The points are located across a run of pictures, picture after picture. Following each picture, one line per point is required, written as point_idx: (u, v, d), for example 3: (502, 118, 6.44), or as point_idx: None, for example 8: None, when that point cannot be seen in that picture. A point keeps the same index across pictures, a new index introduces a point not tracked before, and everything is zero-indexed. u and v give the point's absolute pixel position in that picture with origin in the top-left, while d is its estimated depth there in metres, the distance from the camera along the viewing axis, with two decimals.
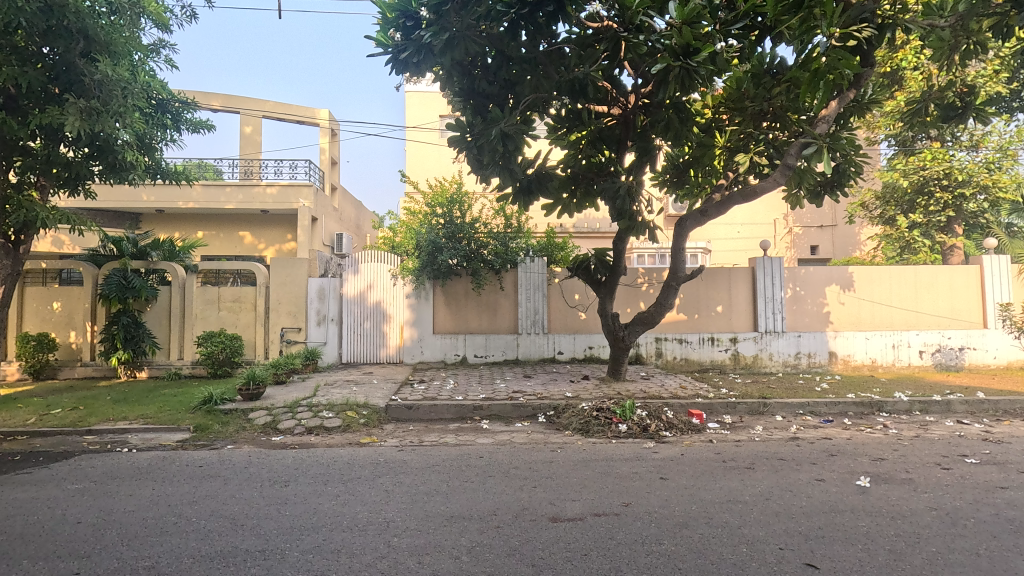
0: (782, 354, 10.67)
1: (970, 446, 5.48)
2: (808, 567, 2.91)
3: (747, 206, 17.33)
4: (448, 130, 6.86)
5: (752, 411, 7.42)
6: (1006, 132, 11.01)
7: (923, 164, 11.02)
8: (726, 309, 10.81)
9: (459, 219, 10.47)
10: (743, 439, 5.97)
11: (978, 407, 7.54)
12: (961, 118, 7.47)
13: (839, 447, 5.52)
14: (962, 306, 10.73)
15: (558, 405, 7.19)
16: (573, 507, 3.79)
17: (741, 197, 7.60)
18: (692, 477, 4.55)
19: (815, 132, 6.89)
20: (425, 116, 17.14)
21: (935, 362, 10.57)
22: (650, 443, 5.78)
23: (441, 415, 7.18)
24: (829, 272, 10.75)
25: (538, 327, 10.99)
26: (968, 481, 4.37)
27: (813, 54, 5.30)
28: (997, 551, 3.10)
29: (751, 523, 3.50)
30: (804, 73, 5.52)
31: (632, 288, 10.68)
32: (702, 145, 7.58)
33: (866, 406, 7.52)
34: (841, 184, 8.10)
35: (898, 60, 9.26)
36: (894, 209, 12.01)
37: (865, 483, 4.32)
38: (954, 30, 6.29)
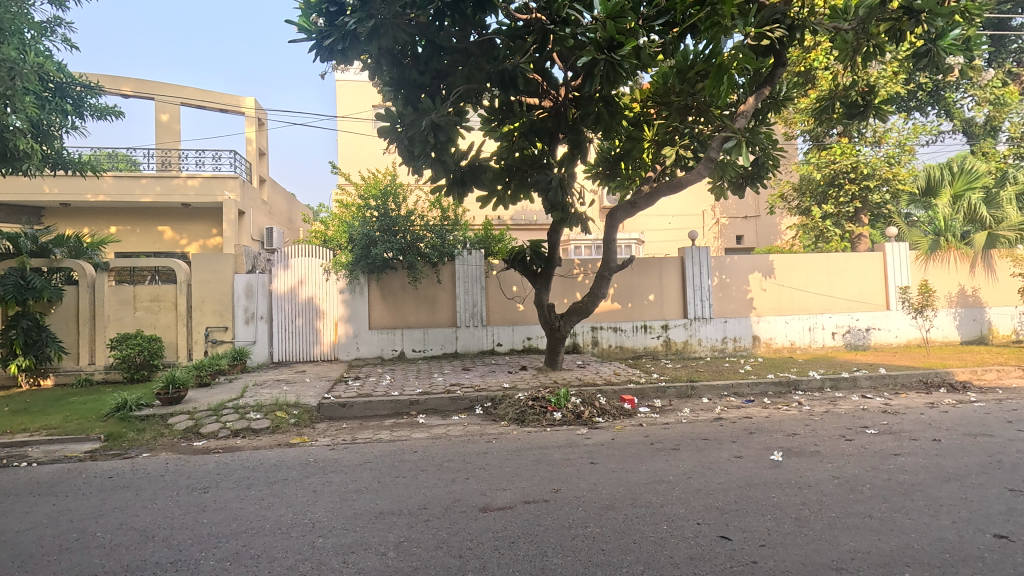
0: (710, 339, 11.19)
1: (872, 419, 5.98)
2: (722, 539, 3.08)
3: (677, 198, 18.08)
4: (378, 120, 6.61)
5: (681, 395, 7.76)
6: (905, 129, 11.96)
7: (833, 159, 11.85)
8: (658, 297, 11.20)
9: (394, 212, 10.23)
10: (671, 422, 6.21)
11: (880, 382, 8.21)
12: (864, 116, 8.07)
13: (758, 426, 5.86)
14: (868, 290, 11.61)
15: (495, 397, 7.24)
16: (504, 497, 3.83)
17: (668, 188, 7.90)
18: (621, 460, 4.70)
19: (735, 127, 7.21)
20: (358, 106, 16.70)
21: (846, 342, 11.40)
22: (583, 430, 5.92)
23: (377, 412, 7.07)
24: (752, 260, 11.35)
25: (476, 320, 10.99)
26: (868, 450, 4.75)
27: (717, 50, 5.56)
28: (887, 512, 3.39)
29: (673, 501, 3.65)
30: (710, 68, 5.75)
31: (568, 278, 10.88)
32: (632, 138, 7.75)
33: (783, 385, 8.03)
34: (761, 176, 8.49)
35: (811, 60, 10.05)
36: (810, 200, 12.83)
37: (779, 457, 4.60)
38: (857, 34, 6.74)
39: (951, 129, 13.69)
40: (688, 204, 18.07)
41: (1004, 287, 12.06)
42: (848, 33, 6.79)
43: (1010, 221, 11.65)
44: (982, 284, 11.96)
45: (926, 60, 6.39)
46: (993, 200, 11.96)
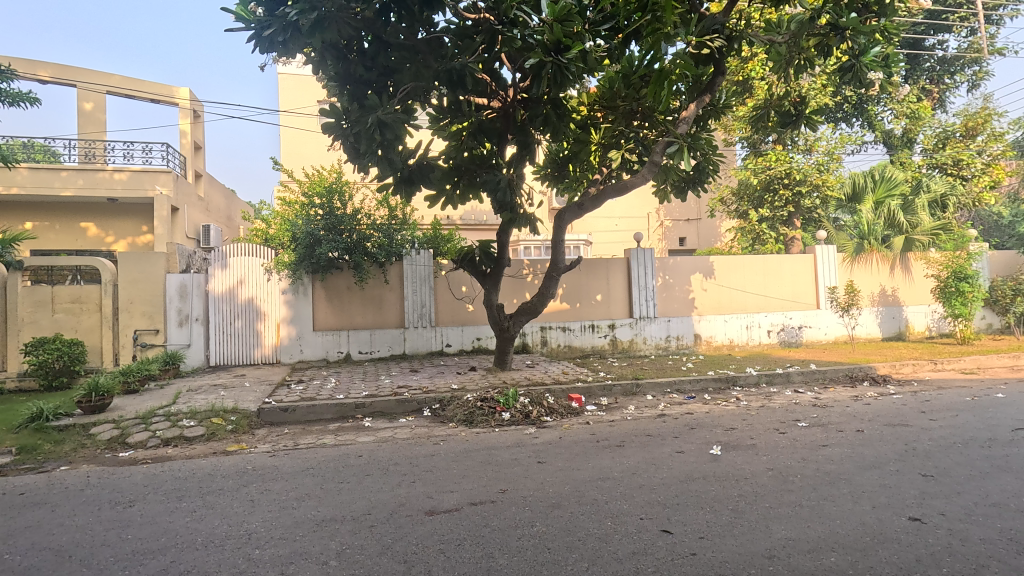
0: (655, 338, 11.51)
1: (803, 412, 6.32)
2: (663, 533, 3.16)
3: (623, 200, 18.53)
4: (322, 116, 6.40)
5: (626, 392, 7.95)
6: (833, 139, 12.69)
7: (769, 165, 12.47)
8: (605, 297, 11.41)
9: (339, 211, 9.95)
10: (616, 419, 6.34)
11: (811, 376, 8.69)
12: (795, 124, 8.51)
13: (699, 421, 6.07)
14: (799, 290, 12.27)
15: (443, 398, 7.16)
16: (450, 499, 3.79)
17: (615, 191, 8.06)
18: (567, 458, 4.76)
19: (678, 132, 7.43)
20: (302, 100, 16.19)
21: (780, 340, 12.00)
22: (531, 429, 5.96)
23: (321, 416, 6.86)
24: (694, 261, 11.76)
25: (425, 321, 10.85)
26: (798, 442, 5.02)
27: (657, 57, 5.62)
28: (815, 501, 3.58)
29: (617, 498, 3.73)
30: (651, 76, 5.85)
31: (517, 279, 10.93)
32: (579, 141, 7.94)
33: (722, 381, 8.37)
34: (701, 181, 8.81)
35: (748, 70, 10.60)
36: (747, 204, 13.47)
37: (717, 451, 4.78)
38: (789, 47, 7.11)
39: (874, 140, 14.67)
40: (634, 206, 18.58)
41: (919, 288, 13.00)
42: (782, 46, 7.12)
43: (924, 226, 12.53)
44: (900, 284, 12.86)
45: (851, 74, 6.77)
46: (909, 206, 12.82)
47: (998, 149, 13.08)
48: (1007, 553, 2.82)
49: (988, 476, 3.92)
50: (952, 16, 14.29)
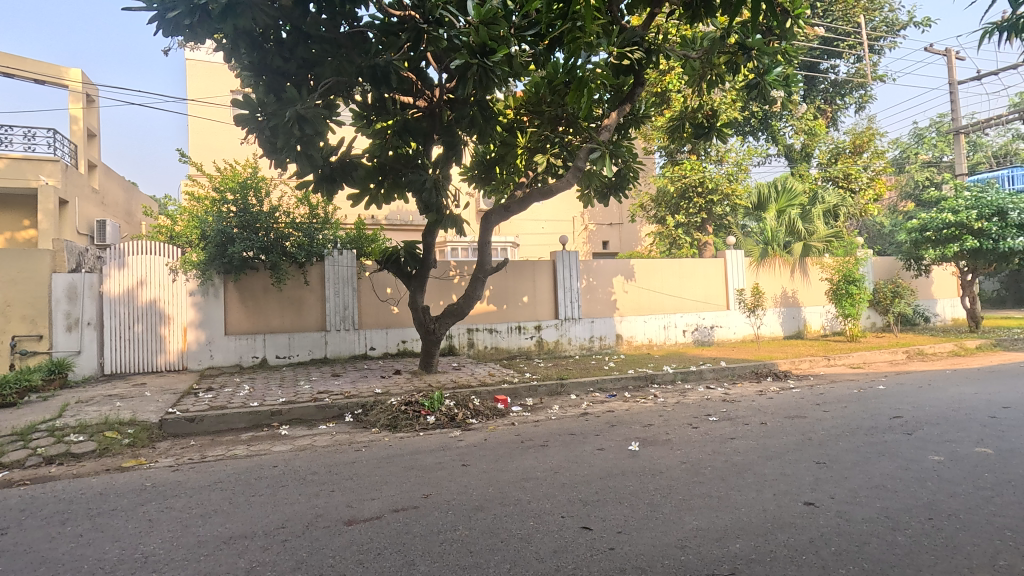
0: (579, 339, 11.79)
1: (713, 407, 6.71)
2: (583, 530, 3.24)
3: (549, 204, 18.92)
4: (234, 107, 6.02)
5: (551, 392, 8.09)
6: (741, 151, 13.58)
7: (684, 173, 13.19)
8: (531, 299, 11.56)
9: (255, 208, 9.40)
10: (541, 419, 6.44)
11: (721, 373, 9.27)
12: (707, 136, 9.04)
13: (619, 418, 6.29)
14: (712, 292, 13.02)
15: (366, 403, 6.96)
16: (371, 507, 3.68)
17: (540, 195, 8.16)
18: (492, 460, 4.77)
19: (600, 139, 7.68)
20: (213, 89, 15.22)
21: (695, 339, 12.68)
22: (456, 432, 5.93)
23: (232, 425, 6.46)
24: (616, 264, 12.17)
25: (347, 323, 10.49)
26: (709, 436, 5.32)
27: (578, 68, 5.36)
28: (723, 491, 3.81)
29: (539, 497, 3.78)
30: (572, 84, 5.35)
31: (443, 280, 10.83)
32: (506, 143, 8.07)
33: (641, 379, 8.73)
34: (622, 187, 9.08)
35: (666, 83, 11.19)
36: (664, 210, 14.20)
37: (636, 448, 4.97)
38: (702, 63, 7.53)
39: (777, 153, 15.87)
40: (559, 210, 19.01)
41: (815, 289, 14.18)
42: (696, 61, 7.55)
43: (819, 234, 13.80)
44: (799, 287, 13.97)
45: (756, 91, 7.28)
46: (807, 215, 13.90)
47: (880, 165, 14.52)
48: (885, 530, 3.14)
49: (869, 461, 4.34)
50: (843, 43, 15.71)
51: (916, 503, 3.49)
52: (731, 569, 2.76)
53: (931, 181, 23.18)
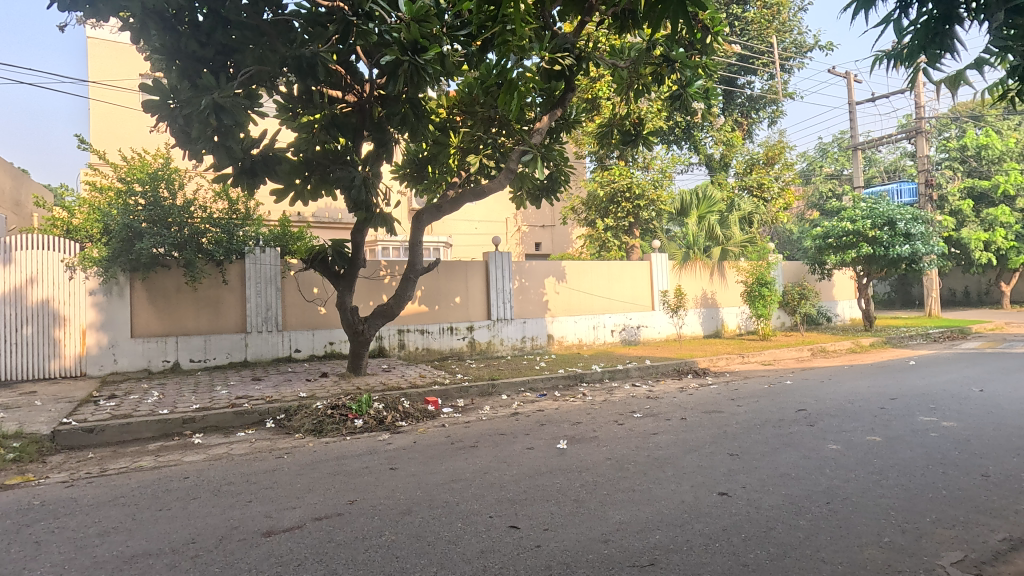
0: (511, 339, 11.87)
1: (638, 404, 6.98)
2: (511, 529, 3.27)
3: (482, 204, 18.97)
4: (143, 91, 5.58)
5: (482, 393, 8.10)
6: (666, 159, 14.22)
7: (613, 178, 13.68)
8: (463, 300, 11.52)
9: (167, 201, 8.78)
10: (471, 420, 6.43)
11: (647, 371, 9.65)
12: (635, 143, 9.41)
13: (548, 417, 6.40)
14: (638, 293, 13.52)
15: (289, 408, 6.67)
16: (291, 516, 3.53)
17: (472, 195, 8.16)
18: (421, 463, 4.71)
19: (531, 142, 7.76)
20: (118, 71, 14.06)
21: (622, 338, 13.11)
22: (384, 435, 5.80)
23: (138, 435, 5.99)
24: (547, 266, 12.36)
25: (270, 325, 10.00)
26: (634, 432, 5.52)
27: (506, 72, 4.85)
28: (645, 485, 3.96)
29: (467, 498, 3.77)
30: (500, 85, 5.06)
31: (373, 280, 10.58)
32: (438, 142, 8.00)
33: (571, 378, 8.92)
34: (554, 189, 9.23)
35: (597, 90, 11.57)
36: (594, 213, 14.60)
37: (564, 445, 5.07)
38: (629, 72, 7.81)
39: (698, 162, 16.76)
40: (493, 211, 19.11)
41: (732, 291, 15.06)
42: (624, 71, 7.84)
43: (735, 239, 14.49)
44: (718, 289, 14.78)
45: (679, 102, 7.62)
46: (725, 222, 14.72)
47: (789, 176, 15.66)
48: (789, 515, 3.38)
49: (776, 451, 4.66)
50: (758, 61, 16.83)
51: (816, 489, 3.78)
52: (651, 559, 2.88)
53: (833, 193, 25.29)
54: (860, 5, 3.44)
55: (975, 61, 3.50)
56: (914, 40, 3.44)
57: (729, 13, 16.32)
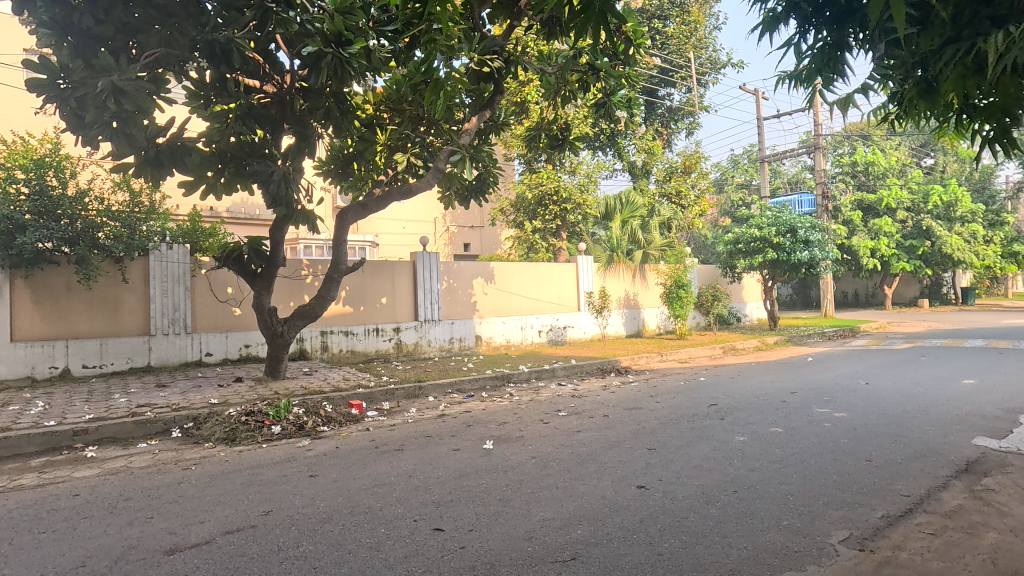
0: (438, 340, 11.76)
1: (563, 403, 7.14)
2: (435, 532, 3.24)
3: (409, 204, 18.69)
4: (27, 68, 5.02)
5: (408, 395, 7.97)
6: (592, 164, 14.66)
7: (541, 181, 13.93)
8: (390, 300, 11.28)
9: (55, 191, 7.94)
10: (397, 423, 6.31)
11: (572, 370, 9.89)
12: (561, 148, 9.59)
13: (475, 418, 6.40)
14: (564, 294, 13.81)
15: (199, 416, 6.25)
16: (199, 531, 3.31)
17: (399, 194, 8.01)
18: (342, 469, 4.55)
19: (460, 142, 7.75)
20: None
21: (549, 339, 13.35)
22: (304, 441, 5.57)
23: (18, 450, 5.38)
24: (476, 266, 12.37)
25: (177, 327, 9.30)
26: (558, 430, 5.65)
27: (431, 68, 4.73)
28: (568, 481, 4.06)
29: (391, 503, 3.70)
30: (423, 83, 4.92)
31: (294, 280, 10.12)
32: (364, 138, 7.79)
33: (498, 378, 8.97)
34: (483, 191, 9.22)
35: (526, 93, 11.75)
36: (523, 215, 14.76)
37: (490, 446, 5.09)
38: (557, 78, 7.97)
39: (622, 168, 17.39)
40: (421, 211, 18.89)
41: (653, 293, 15.75)
42: (551, 76, 7.97)
43: (655, 243, 15.16)
44: (640, 290, 15.41)
45: (603, 109, 7.89)
46: (646, 226, 15.39)
47: (704, 185, 16.57)
48: (699, 504, 3.58)
49: (690, 444, 4.93)
50: (677, 74, 17.75)
51: (724, 479, 4.03)
52: (572, 554, 2.95)
53: (742, 201, 27.13)
54: (765, 29, 3.73)
55: (861, 86, 3.89)
56: (811, 62, 3.77)
57: (651, 27, 17.10)
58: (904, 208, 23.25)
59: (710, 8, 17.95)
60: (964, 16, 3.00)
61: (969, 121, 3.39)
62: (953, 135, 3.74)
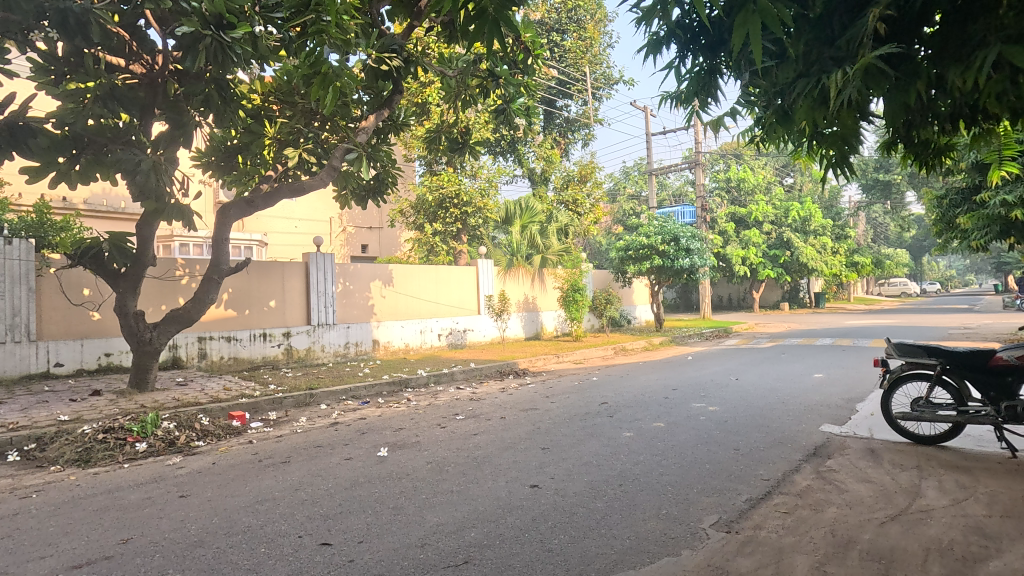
0: (332, 345, 11.25)
1: (461, 406, 7.14)
2: (322, 546, 3.09)
3: (302, 202, 17.75)
4: None
5: (298, 404, 7.55)
6: (493, 169, 14.84)
7: (442, 184, 13.84)
8: (279, 304, 10.60)
9: None
10: (284, 434, 5.94)
11: (471, 373, 9.92)
12: (462, 151, 9.59)
13: (370, 425, 6.19)
14: (464, 298, 13.82)
15: (44, 435, 5.47)
16: (39, 568, 2.90)
17: (289, 191, 7.57)
18: (219, 486, 4.20)
19: (357, 141, 7.49)
20: None
21: (449, 342, 13.28)
22: (175, 458, 5.06)
23: None
24: (374, 268, 12.00)
25: (18, 334, 8.05)
26: (455, 434, 5.63)
27: (319, 57, 4.48)
28: (463, 484, 4.06)
29: (274, 519, 3.47)
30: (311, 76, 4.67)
31: (166, 281, 9.19)
32: (250, 130, 7.28)
33: (396, 383, 8.77)
34: (382, 191, 8.96)
35: (427, 95, 11.67)
36: (423, 218, 14.54)
37: (384, 453, 4.95)
38: (457, 81, 7.97)
39: (522, 174, 17.81)
40: (315, 209, 18.00)
41: (550, 296, 16.25)
42: (452, 80, 7.96)
43: (553, 248, 15.76)
44: (538, 293, 15.82)
45: (503, 116, 8.01)
46: (544, 232, 15.89)
47: (598, 194, 17.30)
48: (588, 499, 3.74)
49: (581, 442, 5.13)
50: (573, 87, 18.53)
51: (612, 474, 4.24)
52: (465, 557, 2.95)
53: (633, 211, 28.85)
54: (649, 50, 3.97)
55: (730, 110, 4.28)
56: (689, 85, 4.09)
57: (550, 40, 17.73)
58: (769, 221, 25.90)
59: (605, 26, 18.97)
60: (812, 54, 3.40)
61: (817, 147, 3.85)
62: (805, 158, 4.23)
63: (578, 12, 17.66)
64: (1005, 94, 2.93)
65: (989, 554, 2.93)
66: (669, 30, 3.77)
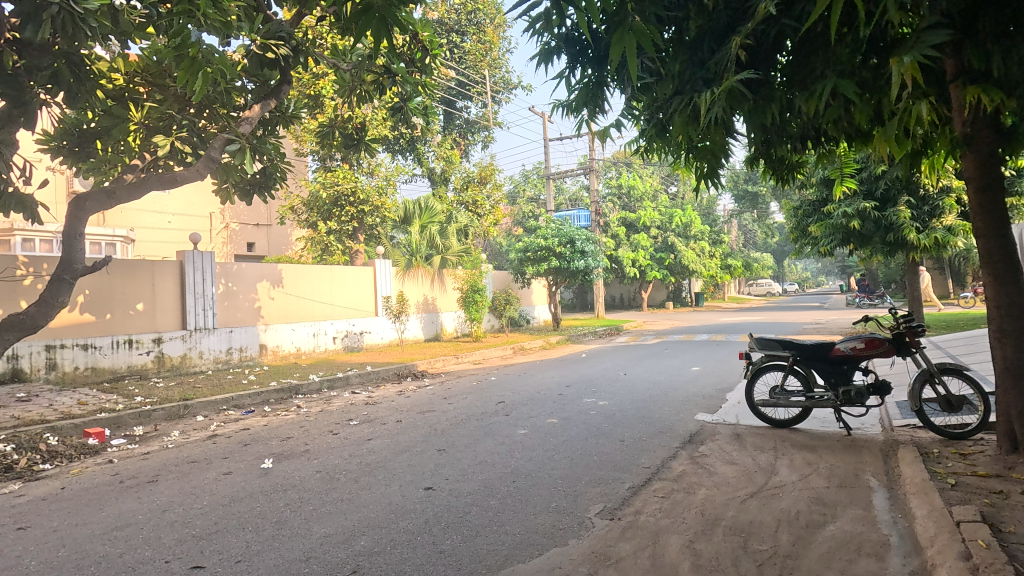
0: (212, 352, 10.37)
1: (355, 411, 6.90)
2: (194, 570, 2.85)
3: (176, 196, 16.22)
4: None
5: (170, 416, 6.88)
6: (391, 167, 14.51)
7: (337, 181, 13.29)
8: (148, 306, 9.59)
9: None
10: (152, 450, 5.38)
11: (367, 377, 9.62)
12: (358, 147, 9.27)
13: (254, 436, 5.78)
14: (361, 299, 13.37)
15: None
16: None
17: (159, 183, 6.88)
18: (68, 514, 3.71)
19: (239, 131, 6.96)
20: None
21: (345, 345, 12.79)
22: (13, 485, 4.40)
23: None
24: (261, 268, 11.24)
25: None
26: (348, 440, 5.43)
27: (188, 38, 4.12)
28: (355, 492, 3.93)
29: (136, 546, 3.14)
30: (181, 58, 4.27)
31: (3, 282, 7.95)
32: (111, 113, 6.52)
33: (284, 391, 8.27)
34: (269, 186, 8.42)
35: (320, 87, 11.15)
36: (316, 215, 13.86)
37: (268, 465, 4.65)
38: (352, 75, 7.67)
39: (421, 174, 17.62)
40: (191, 204, 16.52)
41: (450, 297, 16.18)
42: (345, 73, 7.66)
43: (452, 249, 15.76)
44: (438, 294, 15.68)
45: (400, 114, 7.85)
46: (444, 232, 15.82)
47: (499, 197, 17.30)
48: (481, 498, 3.78)
49: (477, 442, 5.17)
50: (472, 90, 18.71)
51: (505, 472, 4.32)
52: (353, 567, 2.86)
53: (532, 212, 29.59)
54: (542, 60, 4.12)
55: (616, 122, 4.55)
56: (577, 95, 4.29)
57: (449, 40, 17.73)
58: (655, 226, 27.74)
59: (503, 32, 19.30)
60: (686, 74, 3.69)
61: (692, 159, 4.19)
62: (682, 168, 4.57)
63: (477, 15, 17.77)
64: (841, 118, 3.40)
65: (826, 521, 3.37)
66: (559, 42, 3.93)
